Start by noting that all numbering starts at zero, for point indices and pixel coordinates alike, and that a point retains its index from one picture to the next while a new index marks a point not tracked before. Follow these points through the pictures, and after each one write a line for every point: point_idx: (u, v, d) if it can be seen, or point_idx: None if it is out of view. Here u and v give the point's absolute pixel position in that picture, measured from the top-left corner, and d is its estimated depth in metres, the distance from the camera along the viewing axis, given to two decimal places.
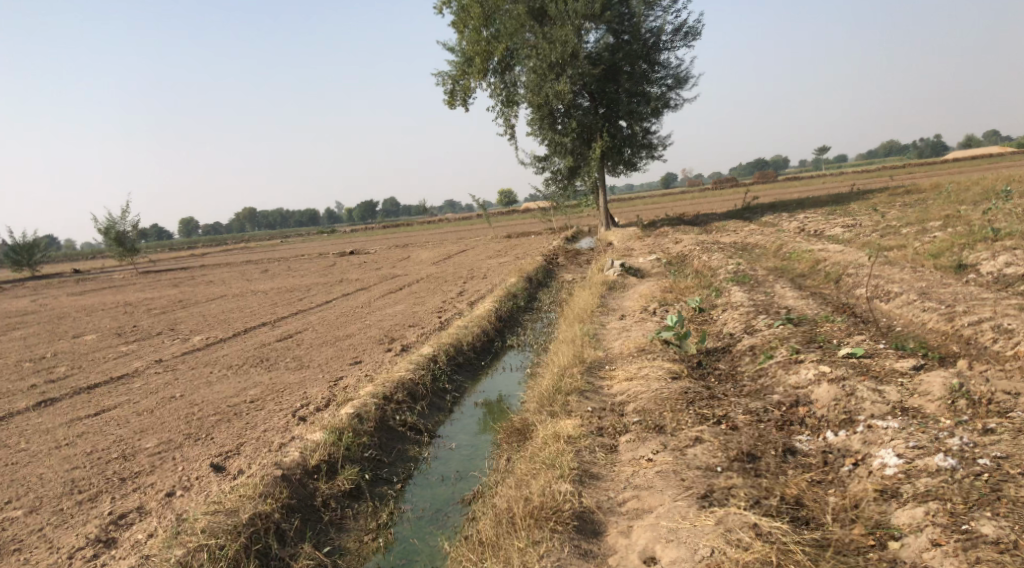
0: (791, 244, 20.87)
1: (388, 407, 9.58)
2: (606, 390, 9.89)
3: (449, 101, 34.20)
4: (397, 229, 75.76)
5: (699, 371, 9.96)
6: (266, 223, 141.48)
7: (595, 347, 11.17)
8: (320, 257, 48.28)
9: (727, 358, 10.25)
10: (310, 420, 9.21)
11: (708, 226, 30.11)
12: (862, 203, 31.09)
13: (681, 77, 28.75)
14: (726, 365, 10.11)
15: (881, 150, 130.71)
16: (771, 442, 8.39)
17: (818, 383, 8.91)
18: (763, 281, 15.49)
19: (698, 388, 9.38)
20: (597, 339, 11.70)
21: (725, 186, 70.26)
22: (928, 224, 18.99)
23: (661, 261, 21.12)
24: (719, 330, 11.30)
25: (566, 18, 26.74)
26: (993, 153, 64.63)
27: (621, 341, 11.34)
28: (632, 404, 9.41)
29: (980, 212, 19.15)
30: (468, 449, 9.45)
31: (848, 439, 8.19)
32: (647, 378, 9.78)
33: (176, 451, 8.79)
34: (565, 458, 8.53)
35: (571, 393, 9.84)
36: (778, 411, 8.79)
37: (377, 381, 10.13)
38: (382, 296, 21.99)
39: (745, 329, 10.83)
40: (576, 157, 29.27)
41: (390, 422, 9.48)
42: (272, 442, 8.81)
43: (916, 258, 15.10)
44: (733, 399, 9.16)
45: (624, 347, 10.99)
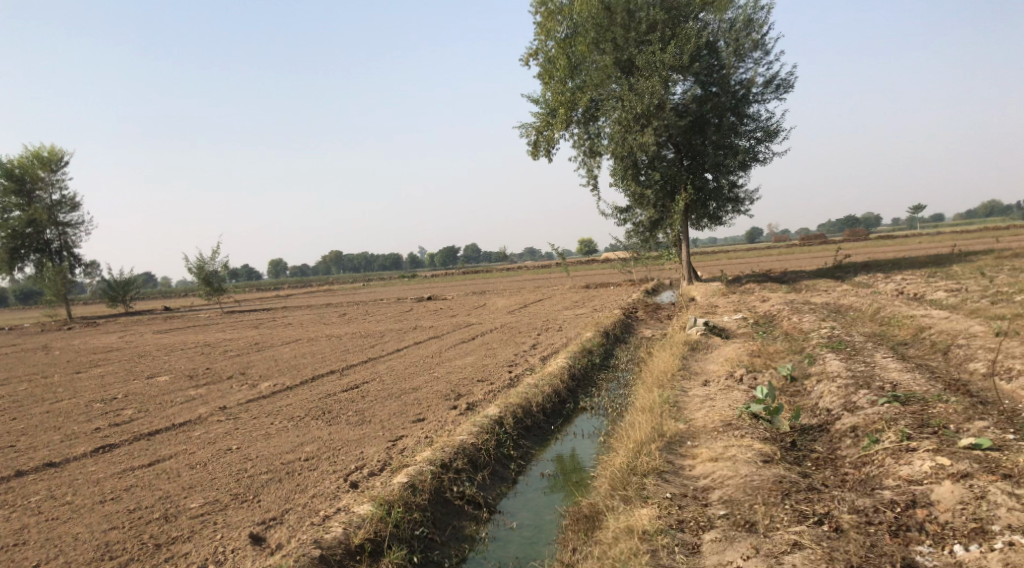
0: (889, 308, 19.51)
1: (446, 477, 8.87)
2: (687, 470, 8.96)
3: (532, 152, 34.00)
4: (477, 275, 75.91)
5: (793, 454, 8.96)
6: (351, 266, 144.46)
7: (676, 419, 10.27)
8: (399, 302, 48.45)
9: (825, 439, 9.19)
10: (362, 488, 8.59)
11: (796, 285, 28.77)
12: (966, 265, 29.26)
13: (771, 131, 27.76)
14: (823, 447, 9.06)
15: (981, 209, 125.11)
16: (885, 554, 7.34)
17: (938, 481, 7.83)
18: (861, 349, 14.32)
19: (794, 478, 8.38)
20: (678, 408, 10.80)
21: (814, 242, 68.01)
22: None
23: (747, 321, 20.05)
24: (814, 405, 10.27)
25: (652, 70, 26.19)
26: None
27: (703, 412, 10.42)
28: (717, 491, 8.46)
29: None
30: (531, 529, 8.66)
31: (982, 557, 7.10)
32: (734, 461, 8.81)
33: (218, 514, 8.28)
34: (640, 559, 7.65)
35: (647, 474, 8.92)
36: (891, 512, 7.68)
37: (436, 445, 9.46)
38: (455, 346, 21.49)
39: (844, 405, 9.79)
40: (659, 210, 28.45)
41: (446, 494, 8.77)
42: (318, 512, 8.22)
43: None
44: (835, 493, 8.14)
45: (707, 421, 10.06)
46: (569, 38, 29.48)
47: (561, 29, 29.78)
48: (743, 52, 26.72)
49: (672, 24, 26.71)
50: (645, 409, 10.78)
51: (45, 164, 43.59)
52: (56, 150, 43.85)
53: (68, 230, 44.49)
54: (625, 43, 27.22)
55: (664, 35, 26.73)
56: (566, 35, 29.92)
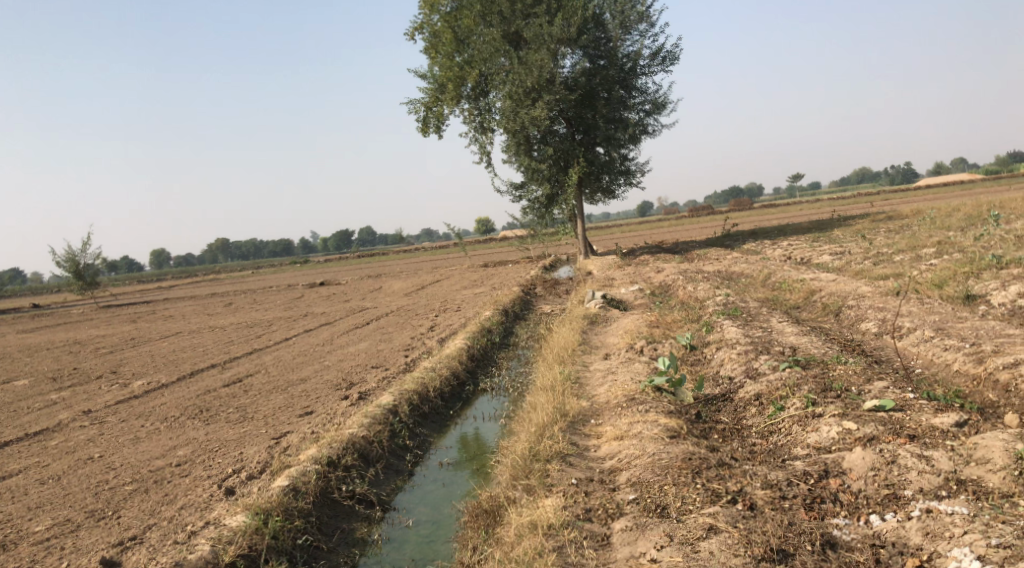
0: (779, 273, 19.82)
1: (333, 477, 8.21)
2: (592, 453, 8.59)
3: (421, 129, 33.11)
4: (372, 259, 74.30)
5: (700, 427, 8.72)
6: (240, 254, 139.35)
7: (578, 396, 9.90)
8: (290, 289, 46.70)
9: (729, 409, 9.05)
10: (239, 496, 7.78)
11: (689, 254, 29.11)
12: (846, 229, 30.31)
13: (660, 103, 27.82)
14: (728, 418, 8.92)
15: (854, 176, 131.67)
16: (804, 532, 6.98)
17: (850, 448, 7.76)
18: (755, 314, 14.33)
19: (703, 453, 8.06)
20: (579, 384, 10.42)
21: (702, 213, 69.74)
22: (922, 252, 18.05)
23: (643, 292, 19.97)
24: (716, 374, 10.09)
25: (540, 43, 25.74)
26: (965, 180, 64.81)
27: (606, 388, 10.04)
28: (624, 473, 8.10)
29: (974, 238, 18.26)
30: (428, 526, 8.08)
31: (903, 527, 6.85)
32: (640, 438, 8.48)
33: (68, 538, 7.27)
34: (550, 555, 7.16)
35: (550, 459, 8.50)
36: (805, 485, 7.49)
37: (323, 442, 8.72)
38: (347, 332, 20.57)
39: (746, 372, 9.66)
40: (553, 185, 28.10)
41: (333, 494, 8.11)
42: (184, 528, 7.34)
43: (918, 287, 14.04)
44: (745, 466, 7.86)
45: (611, 397, 9.71)
46: (454, 12, 28.66)
47: (445, 3, 28.91)
48: (629, 24, 26.58)
49: None
50: (546, 388, 10.33)
51: None
52: None
53: None
54: (511, 16, 26.64)
55: (550, 8, 26.30)
56: (450, 9, 29.08)
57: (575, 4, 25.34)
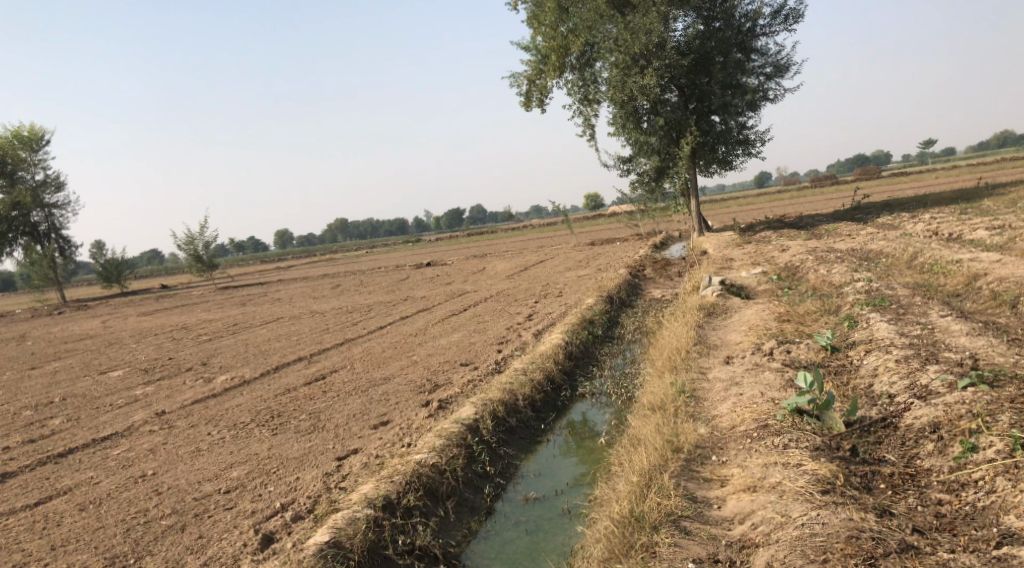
0: (927, 251, 17.24)
1: (387, 529, 7.22)
2: (713, 511, 7.28)
3: (525, 104, 31.65)
4: (481, 237, 73.25)
5: (862, 475, 7.29)
6: (357, 233, 142.00)
7: (697, 424, 8.40)
8: (396, 271, 46.13)
9: (895, 443, 7.53)
10: (271, 553, 6.98)
11: (815, 230, 26.42)
12: (999, 198, 26.80)
13: (782, 65, 25.18)
14: (895, 456, 7.42)
15: (994, 140, 121.34)
16: None
17: None
18: (906, 305, 12.14)
19: (874, 528, 6.67)
20: (699, 403, 8.84)
21: (827, 184, 65.10)
22: None
23: (766, 276, 17.77)
24: (870, 391, 8.36)
25: (649, 6, 23.69)
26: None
27: (730, 408, 8.51)
28: (764, 552, 6.76)
29: None
30: None
31: None
32: (783, 495, 7.14)
33: None
34: None
35: (661, 523, 7.18)
36: None
37: (381, 475, 7.73)
38: (443, 320, 19.31)
39: (911, 389, 7.99)
40: (664, 157, 25.97)
41: (385, 550, 7.11)
42: None
43: None
44: (943, 555, 6.44)
45: (742, 422, 8.22)
46: None
47: None
48: None
49: None
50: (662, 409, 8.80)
51: (28, 144, 41.37)
52: (35, 128, 41.52)
53: (55, 212, 42.33)
54: None
55: None
56: None
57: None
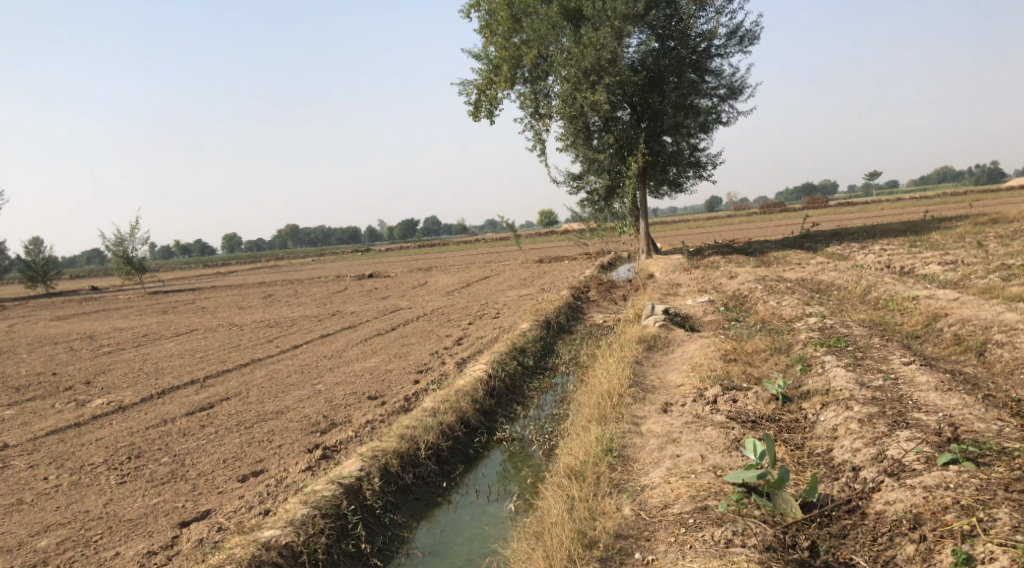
0: (880, 284, 16.25)
1: None
2: None
3: (473, 114, 30.26)
4: (431, 249, 71.40)
5: None
6: (307, 240, 138.72)
7: (623, 507, 7.09)
8: (335, 282, 44.07)
9: (864, 543, 6.39)
10: None
11: (764, 257, 25.48)
12: (950, 232, 26.13)
13: (736, 87, 24.22)
14: (865, 558, 6.32)
15: (935, 176, 124.00)
16: None
17: None
18: (863, 346, 10.97)
19: None
20: (629, 474, 7.52)
21: (776, 210, 65.10)
22: None
23: (713, 305, 16.56)
24: (833, 465, 7.22)
25: (602, 20, 22.49)
26: None
27: (666, 483, 7.22)
28: None
29: None
30: None
31: None
32: None
33: None
34: None
35: None
36: None
37: (209, 564, 6.68)
38: (366, 340, 17.66)
39: (881, 465, 6.90)
40: (613, 176, 24.77)
41: None
42: None
43: None
44: None
45: (677, 502, 6.98)
46: None
47: None
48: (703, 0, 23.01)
49: None
50: (584, 480, 7.50)
51: None
52: None
53: None
54: None
55: None
56: None
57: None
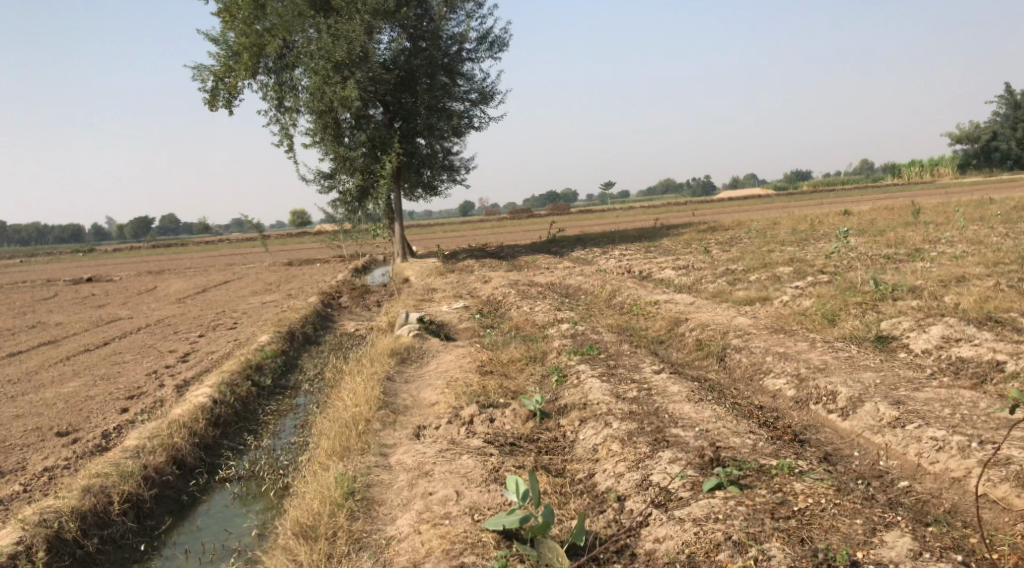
0: (624, 289, 16.60)
1: None
2: None
3: (210, 103, 27.60)
4: (166, 250, 65.23)
5: None
6: (17, 239, 122.07)
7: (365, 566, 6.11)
8: (46, 287, 38.44)
9: None
10: None
11: (515, 261, 25.59)
12: (678, 238, 27.97)
13: (487, 93, 24.10)
14: None
15: (659, 188, 135.78)
16: None
17: None
18: (615, 353, 10.82)
19: None
20: (370, 523, 6.59)
21: (523, 216, 67.31)
22: (781, 274, 15.42)
23: (467, 311, 15.99)
24: (596, 495, 6.84)
25: (352, 13, 21.23)
26: (761, 196, 66.33)
27: (416, 532, 6.33)
28: None
29: (833, 259, 15.86)
30: None
31: None
32: None
33: None
34: None
35: None
36: None
37: None
38: (68, 360, 14.97)
39: (645, 495, 6.62)
40: (367, 177, 23.56)
41: None
42: None
43: (801, 319, 11.10)
44: None
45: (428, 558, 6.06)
46: None
47: None
48: (454, 2, 22.60)
49: None
50: (323, 542, 6.41)
51: None
52: None
53: None
54: None
55: None
56: None
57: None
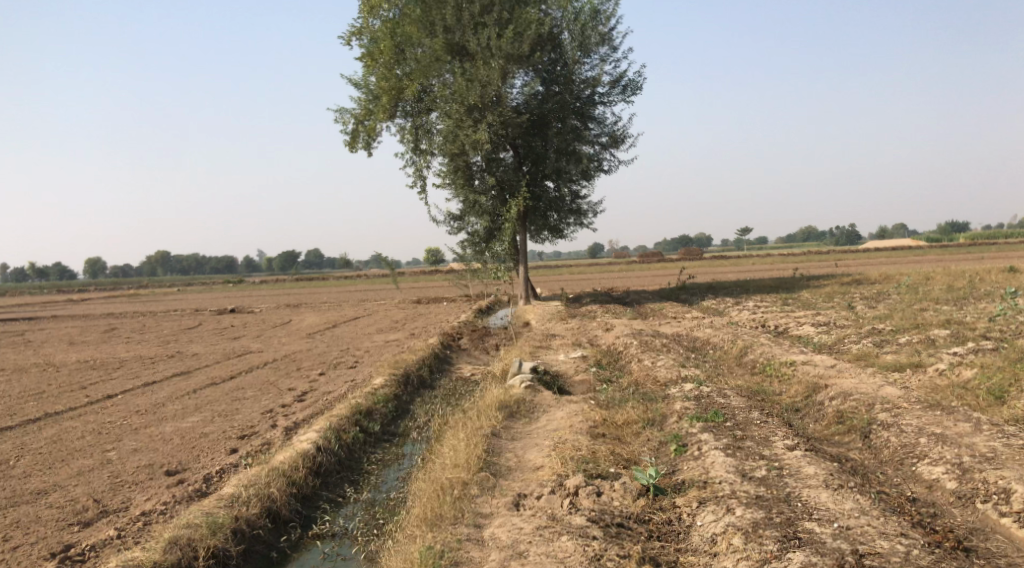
0: (756, 345, 15.46)
1: None
2: None
3: (350, 144, 28.46)
4: (307, 283, 67.90)
5: None
6: (179, 267, 131.36)
7: None
8: (194, 316, 40.62)
9: None
10: None
11: (641, 309, 24.71)
12: (819, 290, 26.20)
13: (618, 136, 23.53)
14: None
15: (799, 235, 130.36)
16: None
17: None
18: (742, 422, 9.82)
19: None
20: None
21: (655, 261, 65.83)
22: (937, 338, 13.88)
23: (586, 361, 15.32)
24: None
25: (487, 58, 21.24)
26: (913, 246, 61.89)
27: None
28: None
29: (1000, 324, 14.14)
30: None
31: None
32: None
33: None
34: None
35: None
36: None
37: None
38: (196, 391, 15.38)
39: None
40: (495, 219, 23.46)
41: None
42: None
43: (962, 393, 9.76)
44: None
45: None
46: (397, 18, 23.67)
47: (389, 8, 23.84)
48: (588, 46, 22.21)
49: (512, 5, 21.76)
50: None
51: None
52: None
53: None
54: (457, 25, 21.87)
55: (502, 17, 21.74)
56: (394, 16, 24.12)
57: (530, 15, 20.92)
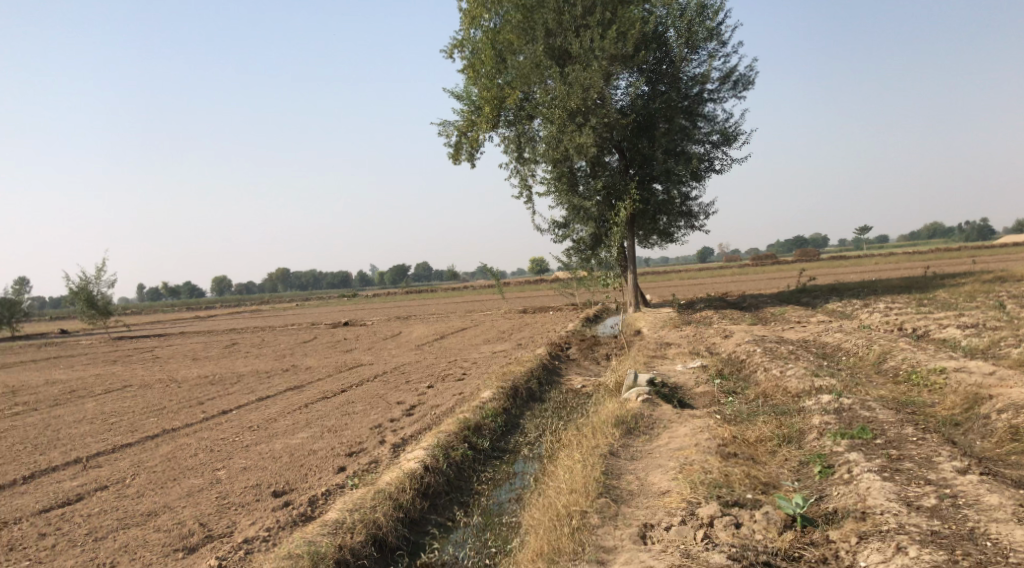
0: (897, 350, 14.05)
1: None
2: None
3: (454, 156, 28.29)
4: (416, 296, 68.63)
5: None
6: (296, 283, 136.25)
7: None
8: (308, 329, 41.41)
9: None
10: None
11: (761, 313, 23.29)
12: (959, 289, 24.04)
13: (730, 134, 22.27)
14: None
15: (925, 231, 122.93)
16: None
17: None
18: (896, 438, 8.68)
19: None
20: None
21: (769, 263, 63.07)
22: None
23: (707, 371, 14.30)
24: None
25: (589, 60, 20.44)
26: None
27: None
28: None
29: None
30: None
31: None
32: None
33: None
34: None
35: None
36: None
37: None
38: (305, 406, 15.21)
39: None
40: (601, 225, 22.62)
41: None
42: None
43: None
44: None
45: None
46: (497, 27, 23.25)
47: (489, 18, 23.47)
48: (696, 42, 21.07)
49: (614, 4, 20.87)
50: None
51: None
52: None
53: None
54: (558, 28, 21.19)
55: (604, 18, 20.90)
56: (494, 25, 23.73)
57: (634, 13, 19.99)
